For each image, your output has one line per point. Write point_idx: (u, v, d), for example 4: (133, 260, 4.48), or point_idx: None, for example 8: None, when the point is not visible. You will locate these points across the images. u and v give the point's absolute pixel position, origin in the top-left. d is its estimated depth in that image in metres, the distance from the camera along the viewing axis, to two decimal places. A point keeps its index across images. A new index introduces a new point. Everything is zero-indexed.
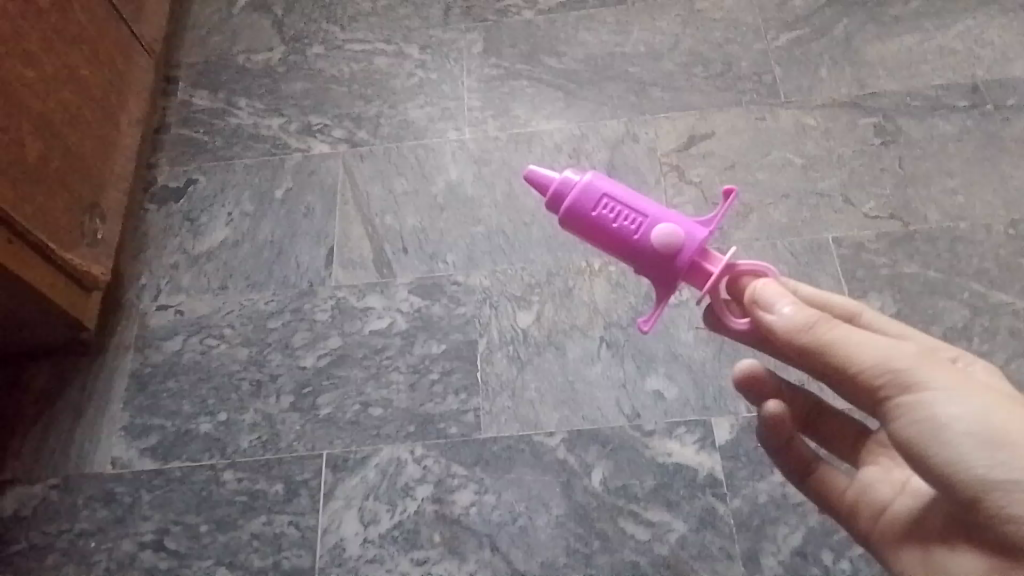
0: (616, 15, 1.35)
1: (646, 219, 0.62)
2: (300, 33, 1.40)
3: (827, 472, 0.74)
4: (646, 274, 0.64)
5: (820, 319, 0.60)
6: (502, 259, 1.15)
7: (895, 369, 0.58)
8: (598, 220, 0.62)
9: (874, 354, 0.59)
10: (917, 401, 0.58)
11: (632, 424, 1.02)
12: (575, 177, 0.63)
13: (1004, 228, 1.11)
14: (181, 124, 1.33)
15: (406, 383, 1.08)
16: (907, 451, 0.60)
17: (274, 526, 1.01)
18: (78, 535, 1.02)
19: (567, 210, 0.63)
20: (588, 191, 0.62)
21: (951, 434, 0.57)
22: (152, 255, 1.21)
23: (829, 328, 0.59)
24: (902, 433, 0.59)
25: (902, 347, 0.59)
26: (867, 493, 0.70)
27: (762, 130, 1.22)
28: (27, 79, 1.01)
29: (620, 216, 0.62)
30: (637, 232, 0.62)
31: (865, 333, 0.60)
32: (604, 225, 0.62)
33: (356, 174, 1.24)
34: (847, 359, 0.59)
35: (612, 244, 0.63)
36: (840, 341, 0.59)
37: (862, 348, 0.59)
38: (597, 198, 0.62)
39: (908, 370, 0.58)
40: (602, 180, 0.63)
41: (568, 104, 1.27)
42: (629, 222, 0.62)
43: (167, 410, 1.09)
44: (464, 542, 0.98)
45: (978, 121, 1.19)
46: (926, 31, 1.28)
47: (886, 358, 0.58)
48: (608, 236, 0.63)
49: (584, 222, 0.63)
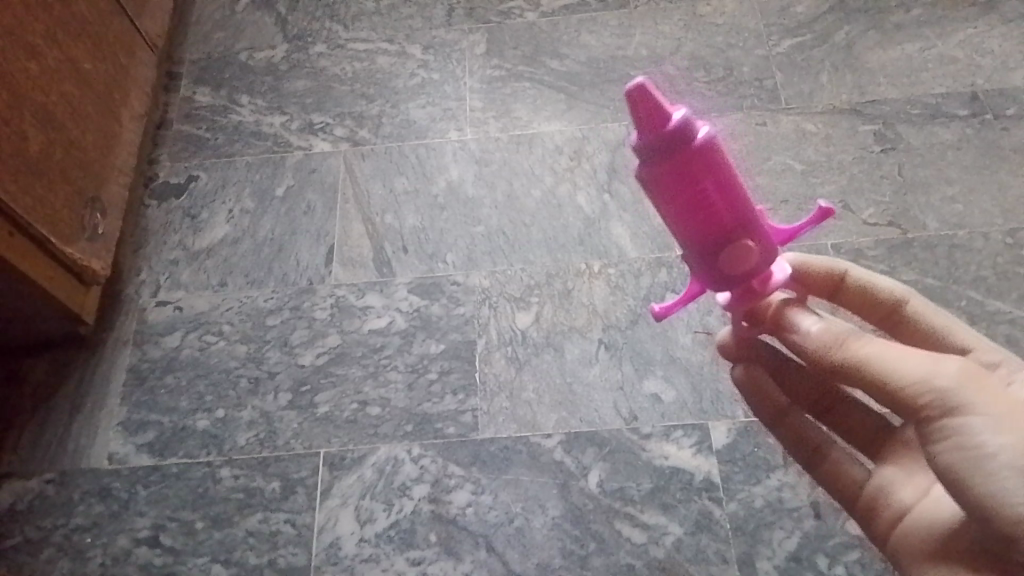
0: (618, 18, 1.36)
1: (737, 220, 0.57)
2: (303, 31, 1.40)
3: (839, 461, 0.70)
4: (692, 258, 0.60)
5: (849, 335, 0.58)
6: (501, 260, 1.15)
7: (935, 390, 0.54)
8: (693, 196, 0.55)
9: (910, 372, 0.55)
10: (958, 426, 0.53)
11: (629, 427, 1.02)
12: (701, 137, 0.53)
13: (1002, 237, 1.11)
14: (182, 119, 1.33)
15: (404, 382, 1.08)
16: (943, 480, 0.55)
17: (270, 524, 1.01)
18: (74, 530, 1.02)
19: (664, 172, 0.53)
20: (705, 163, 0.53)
21: (992, 464, 0.52)
22: (151, 250, 1.21)
23: (862, 343, 0.58)
24: (939, 459, 0.55)
25: (944, 363, 0.55)
26: (889, 492, 0.65)
27: (762, 135, 1.22)
28: (30, 73, 1.02)
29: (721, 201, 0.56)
30: (723, 225, 0.57)
31: (904, 349, 0.56)
32: (693, 207, 0.55)
33: (357, 173, 1.25)
34: (881, 376, 0.56)
35: (683, 225, 0.57)
36: (869, 354, 0.57)
37: (896, 363, 0.56)
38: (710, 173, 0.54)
39: (951, 392, 0.54)
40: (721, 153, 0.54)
41: (569, 106, 1.28)
42: (716, 214, 0.56)
43: (165, 406, 1.09)
44: (460, 542, 0.98)
45: (978, 130, 1.19)
46: (927, 39, 1.28)
47: (924, 377, 0.54)
48: (687, 219, 0.56)
49: (681, 188, 0.54)
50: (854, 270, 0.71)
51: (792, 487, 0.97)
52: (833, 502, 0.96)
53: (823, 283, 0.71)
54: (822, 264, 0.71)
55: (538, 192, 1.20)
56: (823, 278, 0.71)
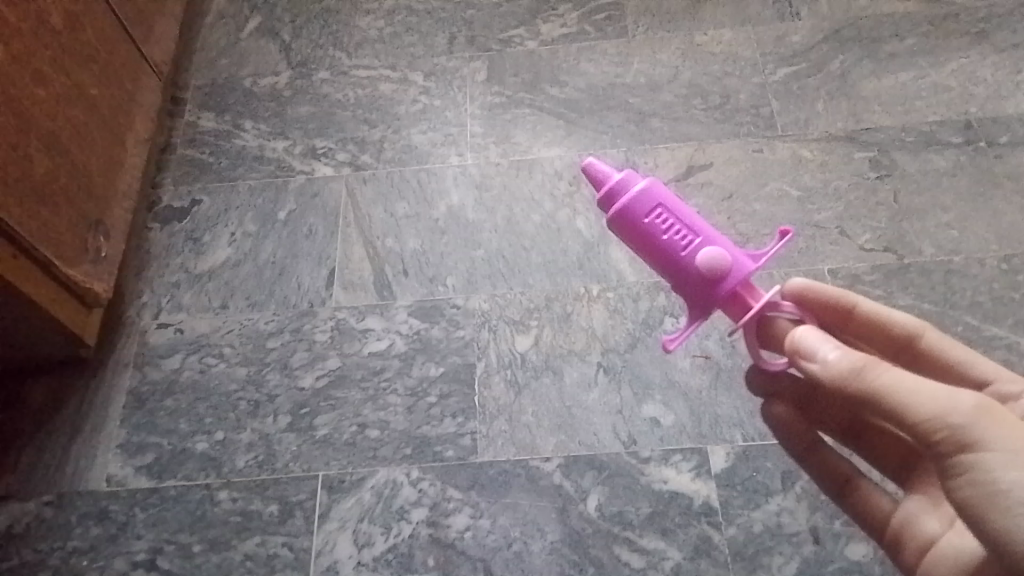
0: (617, 47, 1.38)
1: (696, 239, 0.64)
2: (307, 58, 1.43)
3: (867, 492, 0.74)
4: (681, 289, 0.66)
5: (865, 361, 0.57)
6: (501, 284, 1.16)
7: (950, 425, 0.54)
8: (650, 224, 0.64)
9: (930, 404, 0.55)
10: (973, 461, 0.54)
11: (628, 450, 1.02)
12: (636, 183, 0.65)
13: (997, 263, 1.12)
14: (187, 144, 1.35)
15: (404, 405, 1.08)
16: (960, 510, 0.57)
17: (268, 547, 1.00)
18: (70, 553, 1.01)
19: (621, 210, 0.65)
20: (645, 199, 0.64)
21: (1008, 502, 0.53)
22: (154, 272, 1.22)
23: (878, 370, 0.57)
24: (957, 491, 0.56)
25: (960, 395, 0.55)
26: (914, 524, 0.69)
27: (760, 161, 1.24)
28: (38, 98, 1.03)
29: (672, 228, 0.64)
30: (686, 248, 0.64)
31: (920, 378, 0.56)
32: (656, 233, 0.64)
33: (359, 197, 1.26)
34: (898, 408, 0.55)
35: (656, 255, 0.65)
36: (886, 383, 0.56)
37: (911, 392, 0.55)
38: (653, 206, 0.64)
39: (968, 428, 0.54)
40: (661, 191, 0.65)
41: (569, 132, 1.30)
42: (679, 236, 0.64)
43: (164, 428, 1.09)
44: (458, 566, 0.97)
45: (972, 157, 1.21)
46: (920, 68, 1.31)
47: (941, 409, 0.54)
48: (656, 247, 0.65)
49: (634, 225, 0.65)
50: (863, 301, 0.72)
51: (791, 511, 0.97)
52: (832, 527, 0.95)
53: (831, 311, 0.72)
54: (828, 295, 0.72)
55: (538, 216, 1.22)
56: (831, 308, 0.72)
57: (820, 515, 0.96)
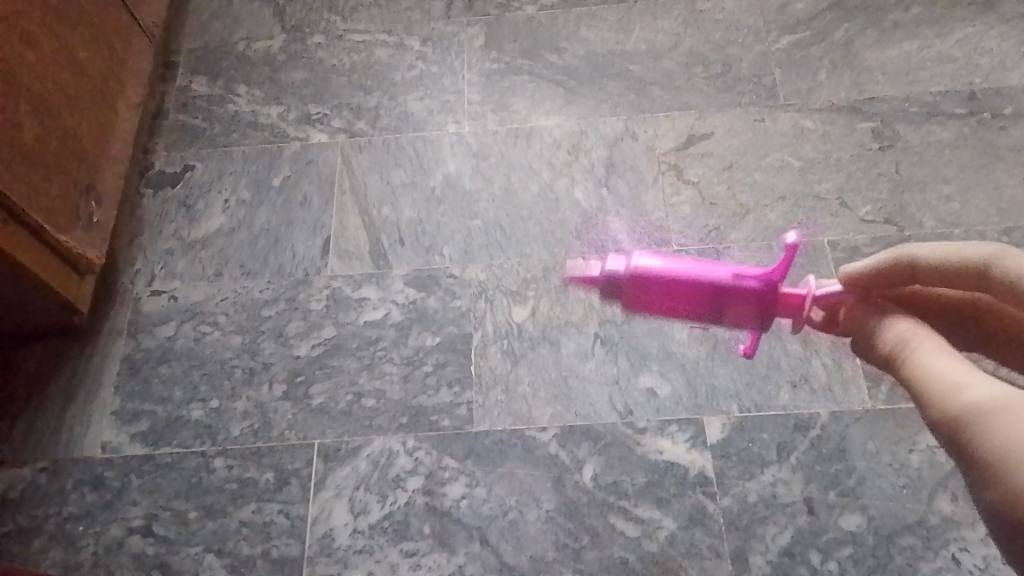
0: (617, 13, 1.36)
1: (707, 289, 0.80)
2: (301, 22, 1.40)
3: None
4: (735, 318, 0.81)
5: (913, 332, 0.59)
6: (498, 253, 1.15)
7: (947, 404, 0.52)
8: (657, 301, 0.84)
9: (941, 381, 0.54)
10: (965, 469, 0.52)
11: (624, 421, 1.02)
12: (629, 276, 0.83)
13: (998, 236, 1.11)
14: (179, 109, 1.32)
15: (400, 374, 1.07)
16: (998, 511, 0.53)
17: (264, 514, 1.00)
18: (66, 519, 1.01)
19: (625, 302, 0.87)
20: (644, 289, 0.83)
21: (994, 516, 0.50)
22: (147, 240, 1.21)
23: (919, 344, 0.58)
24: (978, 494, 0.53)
25: (952, 397, 0.52)
26: None
27: (761, 131, 1.23)
28: (26, 60, 1.01)
29: (683, 294, 0.82)
30: (702, 299, 0.81)
31: (929, 374, 0.55)
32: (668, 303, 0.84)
33: (354, 165, 1.24)
34: (911, 383, 0.57)
35: (685, 306, 0.83)
36: (917, 360, 0.57)
37: (930, 368, 0.55)
38: (655, 290, 0.83)
39: (964, 407, 0.51)
40: (655, 274, 0.81)
41: (568, 101, 1.27)
42: (694, 296, 0.81)
43: (159, 396, 1.09)
44: (453, 534, 0.98)
45: (975, 129, 1.20)
46: (925, 38, 1.28)
47: (949, 386, 0.53)
48: (679, 305, 0.83)
49: (649, 304, 0.85)
50: (920, 255, 0.60)
51: (786, 482, 0.97)
52: (827, 498, 0.96)
53: (886, 276, 0.63)
54: (875, 262, 0.63)
55: (536, 186, 1.20)
56: (891, 272, 0.62)
57: (814, 486, 0.97)
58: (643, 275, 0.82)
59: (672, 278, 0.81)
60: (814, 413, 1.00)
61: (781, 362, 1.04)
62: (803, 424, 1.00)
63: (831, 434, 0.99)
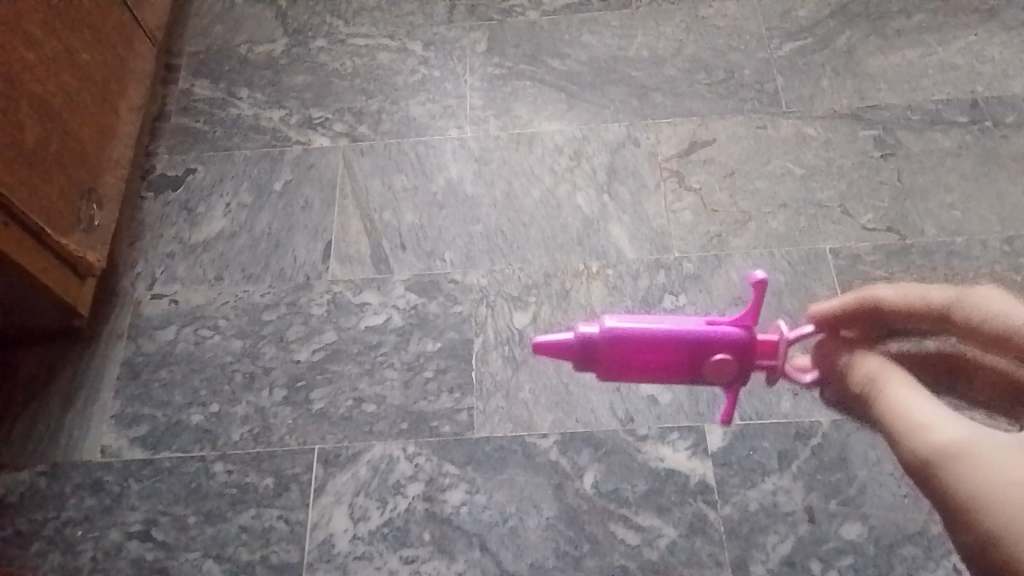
0: (620, 19, 1.36)
1: (683, 352, 0.69)
2: (303, 25, 1.40)
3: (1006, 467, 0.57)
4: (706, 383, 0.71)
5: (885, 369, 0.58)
6: (500, 259, 1.15)
7: (915, 444, 0.53)
8: (634, 369, 0.70)
9: (911, 420, 0.54)
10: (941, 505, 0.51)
11: (625, 428, 1.02)
12: (597, 343, 0.69)
13: (1000, 245, 1.11)
14: (181, 112, 1.32)
15: (400, 379, 1.07)
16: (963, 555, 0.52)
17: (263, 520, 1.00)
18: (65, 523, 1.01)
19: (602, 371, 0.71)
20: (617, 357, 0.69)
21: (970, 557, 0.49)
22: (148, 243, 1.20)
23: (888, 378, 0.57)
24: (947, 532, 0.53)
25: (933, 434, 0.52)
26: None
27: (762, 138, 1.22)
28: (28, 62, 1.01)
29: (658, 359, 0.69)
30: (680, 364, 0.70)
31: (907, 409, 0.54)
32: (644, 372, 0.71)
33: (356, 169, 1.24)
34: (886, 418, 0.56)
35: (657, 376, 0.71)
36: (884, 396, 0.57)
37: (899, 403, 0.55)
38: (630, 357, 0.69)
39: (940, 448, 0.51)
40: (627, 339, 0.68)
41: (570, 106, 1.27)
42: (670, 363, 0.70)
43: (159, 400, 1.08)
44: (453, 541, 0.97)
45: (977, 137, 1.20)
46: (927, 45, 1.29)
47: (917, 426, 0.53)
48: (652, 374, 0.71)
49: (623, 375, 0.71)
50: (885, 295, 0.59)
51: (787, 491, 0.97)
52: (828, 507, 0.96)
53: (852, 317, 0.61)
54: (843, 302, 0.62)
55: (537, 191, 1.20)
56: (856, 312, 0.61)
57: (816, 494, 0.97)
58: (615, 342, 0.68)
59: (645, 339, 0.69)
60: (816, 422, 1.00)
61: None
62: (805, 433, 1.00)
63: (832, 442, 0.99)
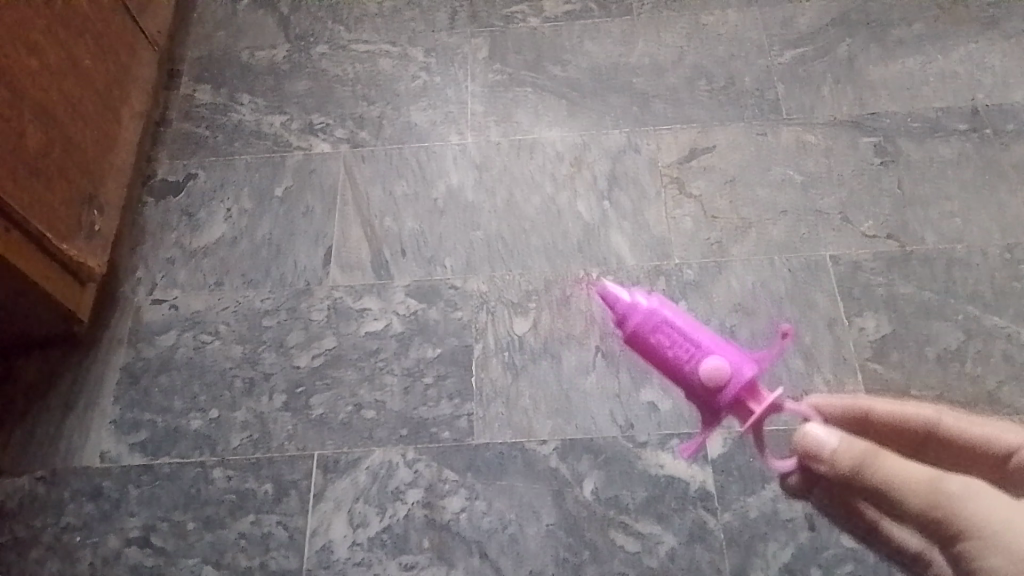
0: (621, 26, 1.36)
1: (698, 352, 0.86)
2: (305, 32, 1.40)
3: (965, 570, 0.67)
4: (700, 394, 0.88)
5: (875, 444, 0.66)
6: (500, 265, 1.15)
7: (946, 490, 0.60)
8: (654, 342, 0.90)
9: (894, 471, 0.63)
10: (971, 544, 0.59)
11: (625, 435, 1.02)
12: (642, 306, 0.93)
13: (1000, 253, 1.11)
14: (182, 118, 1.33)
15: (400, 385, 1.07)
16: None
17: (263, 526, 1.00)
18: (64, 529, 1.01)
19: (631, 332, 0.93)
20: (647, 321, 0.92)
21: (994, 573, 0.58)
22: (149, 248, 1.21)
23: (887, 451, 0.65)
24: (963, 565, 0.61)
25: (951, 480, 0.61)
26: None
27: (763, 146, 1.23)
28: (30, 69, 1.01)
29: (675, 344, 0.88)
30: (688, 360, 0.87)
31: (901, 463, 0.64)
32: (660, 348, 0.90)
33: (357, 175, 1.24)
34: (886, 478, 0.63)
35: (666, 363, 0.90)
36: (889, 462, 0.64)
37: (905, 469, 0.63)
38: (655, 328, 0.91)
39: (965, 492, 0.60)
40: (663, 314, 0.91)
41: (571, 113, 1.28)
42: (683, 352, 0.88)
43: (158, 405, 1.08)
44: (453, 548, 0.97)
45: (977, 145, 1.20)
46: (927, 53, 1.29)
47: (938, 480, 0.61)
48: (664, 357, 0.89)
49: (643, 349, 0.93)
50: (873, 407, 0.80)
51: (787, 498, 0.97)
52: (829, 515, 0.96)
53: (846, 422, 0.83)
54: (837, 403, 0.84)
55: (538, 198, 1.20)
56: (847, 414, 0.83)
57: None
58: (653, 316, 0.91)
59: (676, 326, 0.90)
60: None
61: (782, 377, 1.04)
62: None
63: None
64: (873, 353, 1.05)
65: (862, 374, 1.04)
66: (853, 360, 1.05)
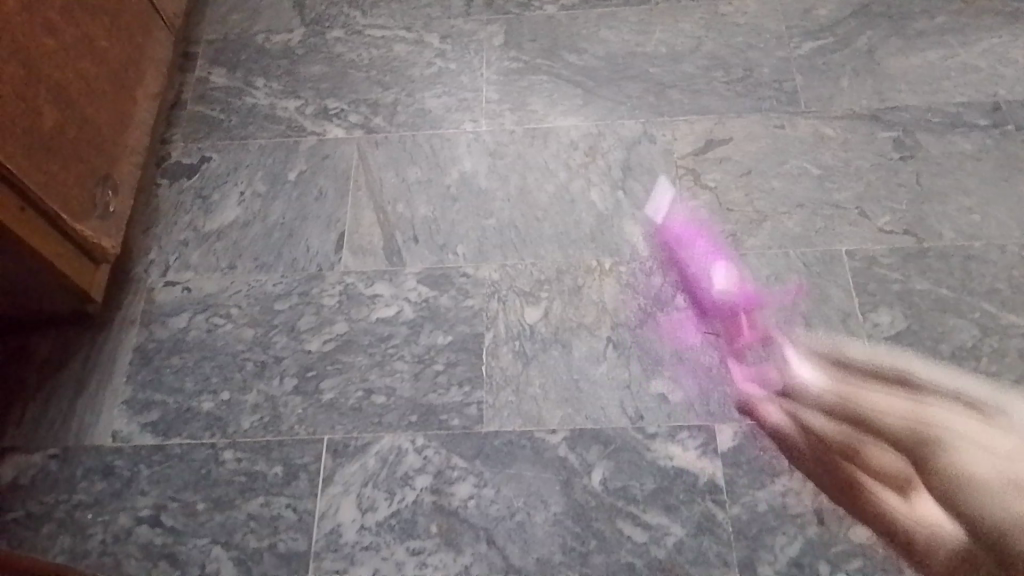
0: (638, 15, 1.35)
1: (705, 308, 1.09)
2: (321, 16, 1.40)
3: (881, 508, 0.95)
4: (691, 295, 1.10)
5: None
6: (512, 253, 1.15)
7: None
8: (676, 254, 1.13)
9: None
10: None
11: (635, 426, 1.02)
12: (676, 222, 1.16)
13: (1019, 250, 1.09)
14: (197, 100, 1.33)
15: (411, 372, 1.07)
16: None
17: (272, 508, 1.00)
18: (75, 506, 1.02)
19: (659, 229, 1.15)
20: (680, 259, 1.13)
21: None
22: (162, 230, 1.21)
23: None
24: None
25: None
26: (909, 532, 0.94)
27: (779, 138, 1.21)
28: (46, 47, 1.01)
29: (694, 292, 1.10)
30: (699, 296, 1.10)
31: None
32: (683, 268, 1.12)
33: (370, 161, 1.24)
34: None
35: (687, 280, 1.11)
36: None
37: None
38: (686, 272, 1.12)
39: None
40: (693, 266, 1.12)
41: (586, 102, 1.27)
42: (698, 295, 1.10)
43: (170, 386, 1.09)
44: (460, 534, 0.97)
45: (998, 141, 1.18)
46: (949, 46, 1.27)
47: None
48: (685, 277, 1.11)
49: (668, 253, 1.13)
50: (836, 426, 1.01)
51: (796, 493, 0.96)
52: (838, 510, 0.95)
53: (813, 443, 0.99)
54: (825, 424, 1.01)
55: (552, 186, 1.20)
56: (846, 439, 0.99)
57: (825, 497, 0.96)
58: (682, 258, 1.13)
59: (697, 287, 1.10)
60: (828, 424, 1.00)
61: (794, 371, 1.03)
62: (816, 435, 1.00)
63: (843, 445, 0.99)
64: (887, 348, 1.04)
65: (874, 370, 1.03)
66: (865, 356, 1.04)
